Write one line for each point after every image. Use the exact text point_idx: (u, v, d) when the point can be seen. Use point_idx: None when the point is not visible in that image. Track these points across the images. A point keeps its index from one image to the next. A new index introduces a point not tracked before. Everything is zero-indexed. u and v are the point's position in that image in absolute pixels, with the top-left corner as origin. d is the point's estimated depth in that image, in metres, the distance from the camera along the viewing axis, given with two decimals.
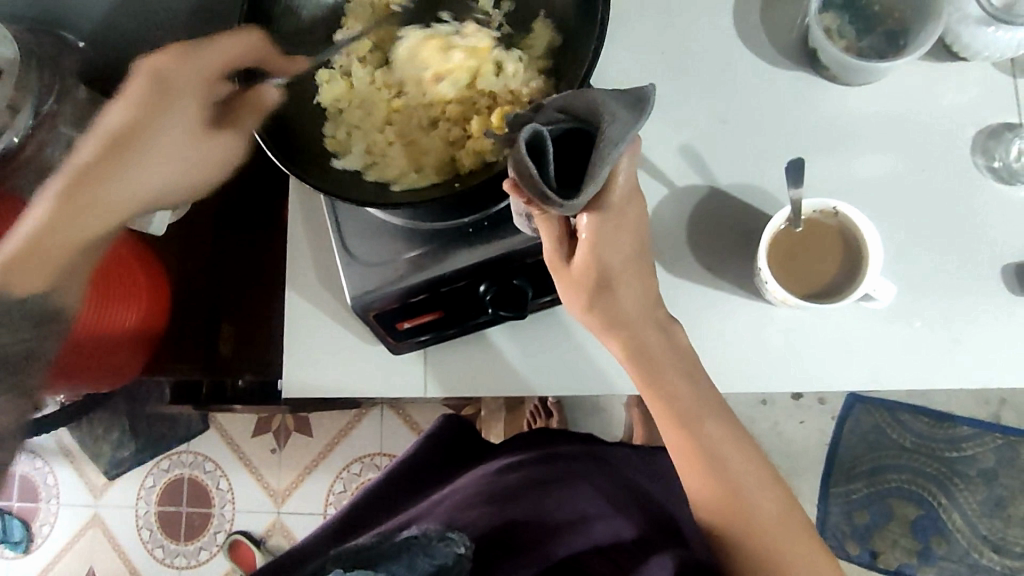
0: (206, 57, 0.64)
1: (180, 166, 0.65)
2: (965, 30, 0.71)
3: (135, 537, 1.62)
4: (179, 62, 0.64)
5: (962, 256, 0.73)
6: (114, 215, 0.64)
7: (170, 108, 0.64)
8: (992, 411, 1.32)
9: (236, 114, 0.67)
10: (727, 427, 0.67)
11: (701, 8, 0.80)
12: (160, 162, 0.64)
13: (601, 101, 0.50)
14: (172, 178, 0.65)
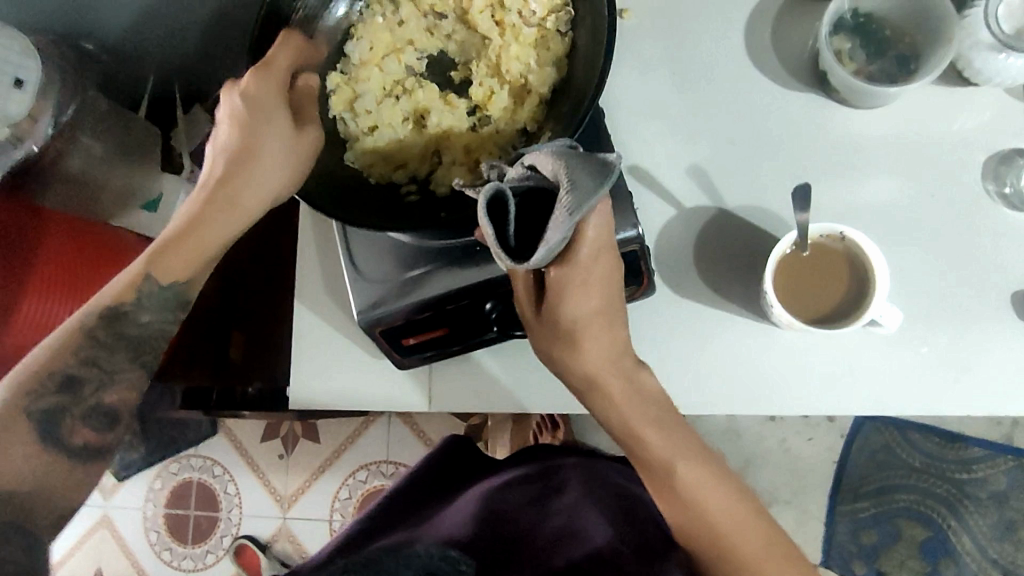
0: (273, 71, 0.62)
1: (282, 173, 0.62)
2: (977, 56, 0.71)
3: (143, 538, 1.63)
4: (258, 75, 0.61)
5: (970, 282, 0.72)
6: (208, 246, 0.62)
7: (273, 118, 0.60)
8: (1003, 432, 1.30)
9: (303, 106, 0.64)
10: (703, 461, 0.67)
11: (711, 28, 0.80)
12: (269, 170, 0.61)
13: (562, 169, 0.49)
14: (273, 184, 0.61)
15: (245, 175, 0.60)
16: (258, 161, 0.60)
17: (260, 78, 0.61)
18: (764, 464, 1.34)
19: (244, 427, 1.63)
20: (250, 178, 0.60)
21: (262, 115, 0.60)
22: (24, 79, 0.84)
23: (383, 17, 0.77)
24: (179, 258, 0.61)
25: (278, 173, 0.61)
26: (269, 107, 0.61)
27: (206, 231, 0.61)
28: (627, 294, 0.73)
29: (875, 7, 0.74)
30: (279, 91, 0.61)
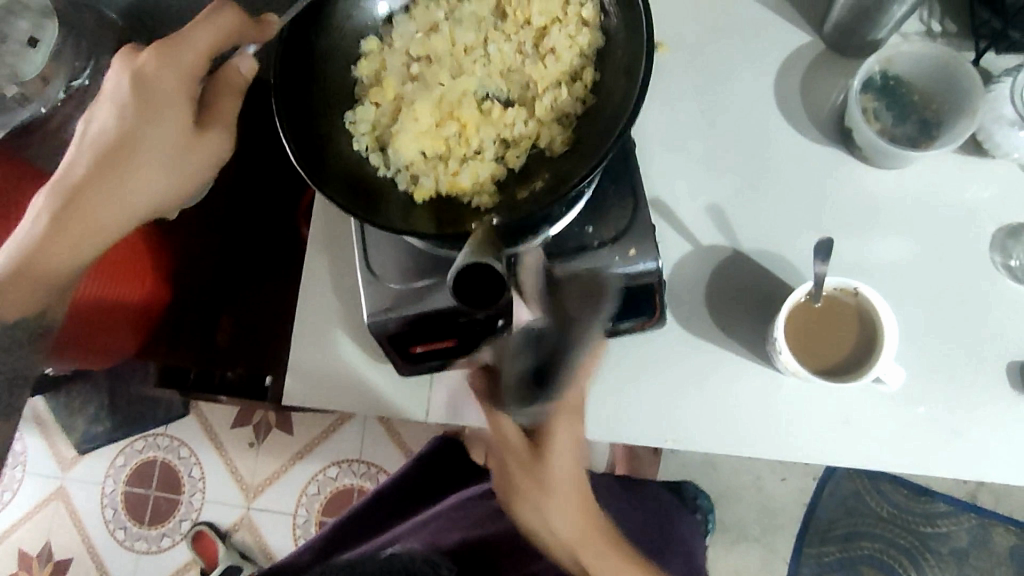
0: (182, 51, 0.64)
1: (175, 179, 0.66)
2: (998, 130, 0.73)
3: (98, 515, 1.59)
4: (158, 58, 0.63)
5: (970, 349, 0.74)
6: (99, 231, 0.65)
7: (167, 111, 0.64)
8: (970, 491, 1.33)
9: (217, 94, 0.67)
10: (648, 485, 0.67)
11: (744, 71, 0.81)
12: (157, 179, 0.65)
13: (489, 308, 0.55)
14: (162, 189, 0.66)
15: (108, 178, 0.63)
16: (136, 158, 0.64)
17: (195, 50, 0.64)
18: (736, 499, 1.35)
19: (217, 412, 1.59)
20: (131, 176, 0.64)
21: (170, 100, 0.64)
22: (40, 39, 0.87)
23: (439, 7, 0.73)
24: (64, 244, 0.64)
25: (162, 170, 0.65)
26: (169, 103, 0.64)
27: (119, 172, 0.64)
28: (637, 324, 0.74)
29: (905, 71, 0.76)
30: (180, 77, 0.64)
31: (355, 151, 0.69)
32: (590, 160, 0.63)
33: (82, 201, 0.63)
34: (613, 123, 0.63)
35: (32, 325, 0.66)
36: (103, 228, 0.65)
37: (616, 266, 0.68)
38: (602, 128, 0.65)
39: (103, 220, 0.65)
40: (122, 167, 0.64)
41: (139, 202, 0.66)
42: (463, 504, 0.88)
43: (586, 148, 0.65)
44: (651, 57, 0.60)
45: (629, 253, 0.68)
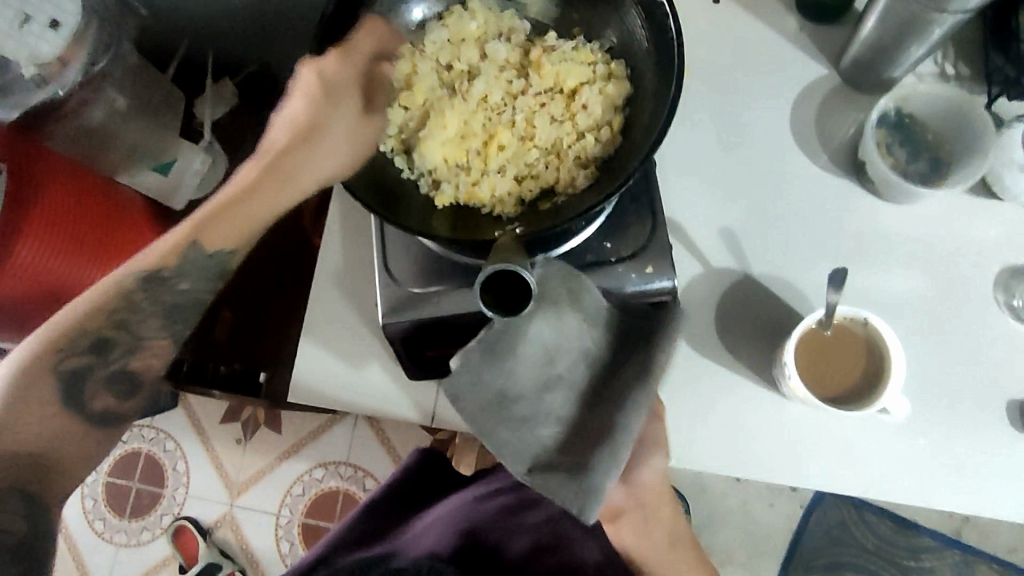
0: (354, 52, 0.68)
1: (344, 152, 0.67)
2: (1007, 173, 0.76)
3: (78, 504, 1.56)
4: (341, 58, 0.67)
5: (970, 384, 0.76)
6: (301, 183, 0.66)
7: (343, 101, 0.67)
8: (954, 526, 1.35)
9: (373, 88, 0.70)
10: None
11: (762, 100, 0.83)
12: (331, 151, 0.66)
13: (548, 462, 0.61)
14: (336, 161, 0.67)
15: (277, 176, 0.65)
16: (324, 140, 0.66)
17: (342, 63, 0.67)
18: (723, 522, 1.36)
19: (207, 406, 1.58)
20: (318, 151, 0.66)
21: (339, 84, 0.67)
22: (62, 21, 0.85)
23: (475, 16, 0.74)
24: (225, 225, 0.64)
25: (332, 154, 0.66)
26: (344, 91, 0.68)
27: (288, 177, 0.66)
28: None
29: (920, 109, 0.78)
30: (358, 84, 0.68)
31: (380, 151, 0.70)
32: (612, 186, 0.63)
33: (236, 203, 0.65)
34: (636, 152, 0.64)
35: (148, 288, 0.62)
36: (258, 213, 0.66)
37: (632, 283, 0.69)
38: (629, 154, 0.65)
39: (248, 211, 0.65)
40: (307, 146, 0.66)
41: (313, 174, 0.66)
42: (463, 508, 0.91)
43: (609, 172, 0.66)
44: (680, 94, 0.61)
45: (647, 270, 0.69)
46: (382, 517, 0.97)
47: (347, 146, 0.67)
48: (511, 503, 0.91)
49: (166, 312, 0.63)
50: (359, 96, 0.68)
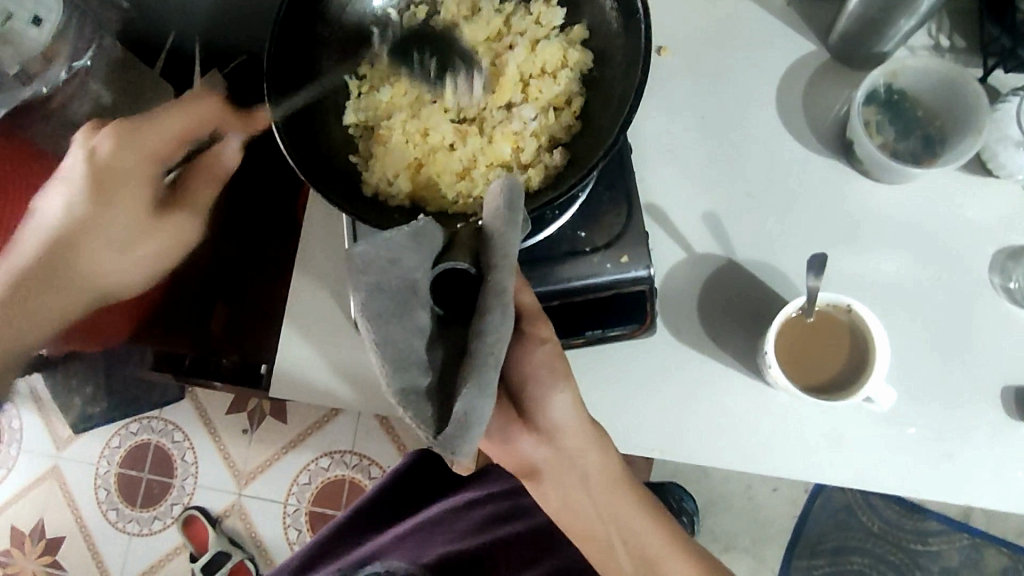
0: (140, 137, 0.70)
1: (130, 225, 0.71)
2: (1003, 150, 0.73)
3: (91, 495, 1.59)
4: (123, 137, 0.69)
5: (965, 369, 0.73)
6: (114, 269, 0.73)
7: (132, 189, 0.70)
8: (962, 509, 1.32)
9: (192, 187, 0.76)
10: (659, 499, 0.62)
11: (748, 79, 0.80)
12: (120, 219, 0.70)
13: (426, 415, 0.47)
14: (159, 245, 0.75)
15: (58, 265, 0.69)
16: (112, 208, 0.69)
17: (125, 146, 0.69)
18: (726, 507, 1.35)
19: (212, 398, 1.59)
20: (96, 257, 0.71)
21: (123, 180, 0.70)
22: (44, 18, 0.78)
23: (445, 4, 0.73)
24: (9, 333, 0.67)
25: (124, 235, 0.71)
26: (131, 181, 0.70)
27: (82, 258, 0.70)
28: (625, 332, 0.71)
29: (911, 85, 0.75)
30: (149, 153, 0.70)
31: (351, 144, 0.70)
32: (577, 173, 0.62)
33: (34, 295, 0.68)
34: (601, 136, 0.63)
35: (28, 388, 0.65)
36: (53, 302, 0.69)
37: (606, 274, 0.67)
38: (597, 138, 0.64)
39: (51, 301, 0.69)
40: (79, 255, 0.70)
41: (99, 262, 0.71)
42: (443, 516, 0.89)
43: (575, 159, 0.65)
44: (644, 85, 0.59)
45: (622, 259, 0.67)
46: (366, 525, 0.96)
47: (149, 246, 0.74)
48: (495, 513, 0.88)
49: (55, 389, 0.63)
50: (155, 162, 0.71)
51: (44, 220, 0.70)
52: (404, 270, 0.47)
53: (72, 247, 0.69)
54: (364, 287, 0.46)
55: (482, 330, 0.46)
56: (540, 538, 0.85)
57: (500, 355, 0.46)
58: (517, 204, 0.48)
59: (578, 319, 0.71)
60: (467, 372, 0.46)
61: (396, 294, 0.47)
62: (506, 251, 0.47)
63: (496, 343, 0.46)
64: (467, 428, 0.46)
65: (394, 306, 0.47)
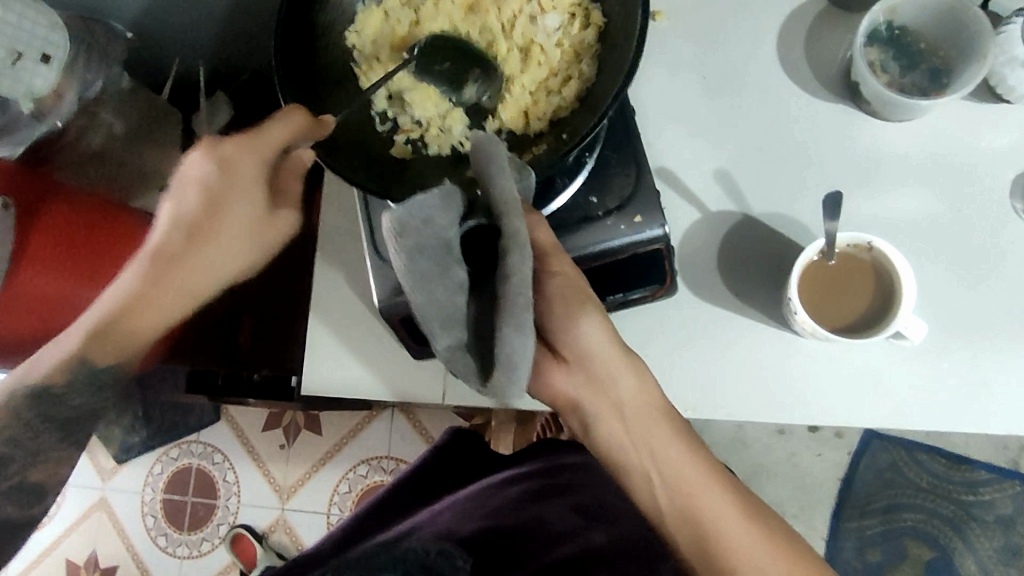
0: (264, 140, 0.60)
1: (237, 257, 0.62)
2: (1011, 72, 0.71)
3: (140, 523, 1.62)
4: (241, 142, 0.60)
5: (998, 300, 0.72)
6: (192, 295, 0.62)
7: (244, 190, 0.61)
8: (1011, 457, 1.29)
9: (285, 186, 0.64)
10: (694, 452, 0.62)
11: (745, 35, 0.80)
12: (222, 252, 0.61)
13: (471, 366, 0.53)
14: (229, 266, 0.62)
15: (184, 268, 0.60)
16: (219, 245, 0.61)
17: (242, 149, 0.60)
18: (768, 477, 1.33)
19: (247, 416, 1.62)
20: (203, 269, 0.61)
21: (235, 187, 0.60)
22: (51, 55, 0.78)
23: None
24: (110, 347, 0.61)
25: (226, 256, 0.61)
26: (246, 186, 0.61)
27: (188, 272, 0.60)
28: (647, 294, 0.73)
29: (910, 20, 0.74)
30: (263, 163, 0.61)
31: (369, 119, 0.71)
32: (592, 118, 0.63)
33: (147, 307, 0.60)
34: (610, 77, 0.64)
35: (38, 405, 0.60)
36: (167, 309, 0.61)
37: (622, 235, 0.67)
38: (607, 80, 0.65)
39: (145, 322, 0.61)
40: (194, 250, 0.60)
41: (215, 278, 0.62)
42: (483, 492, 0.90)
43: (587, 104, 0.66)
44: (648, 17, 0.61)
45: (636, 220, 0.67)
46: (405, 499, 0.98)
47: (245, 251, 0.62)
48: (533, 490, 0.88)
49: (73, 412, 0.63)
50: (257, 159, 0.61)
51: (178, 214, 0.60)
52: (437, 230, 0.50)
53: (199, 240, 0.60)
54: (403, 251, 0.50)
55: (507, 273, 0.49)
56: (585, 506, 0.86)
57: (528, 297, 0.49)
58: (501, 156, 0.51)
59: (600, 286, 0.72)
60: (503, 316, 0.49)
61: (434, 253, 0.51)
62: (508, 198, 0.50)
63: (522, 283, 0.49)
64: (514, 369, 0.50)
65: (433, 266, 0.51)
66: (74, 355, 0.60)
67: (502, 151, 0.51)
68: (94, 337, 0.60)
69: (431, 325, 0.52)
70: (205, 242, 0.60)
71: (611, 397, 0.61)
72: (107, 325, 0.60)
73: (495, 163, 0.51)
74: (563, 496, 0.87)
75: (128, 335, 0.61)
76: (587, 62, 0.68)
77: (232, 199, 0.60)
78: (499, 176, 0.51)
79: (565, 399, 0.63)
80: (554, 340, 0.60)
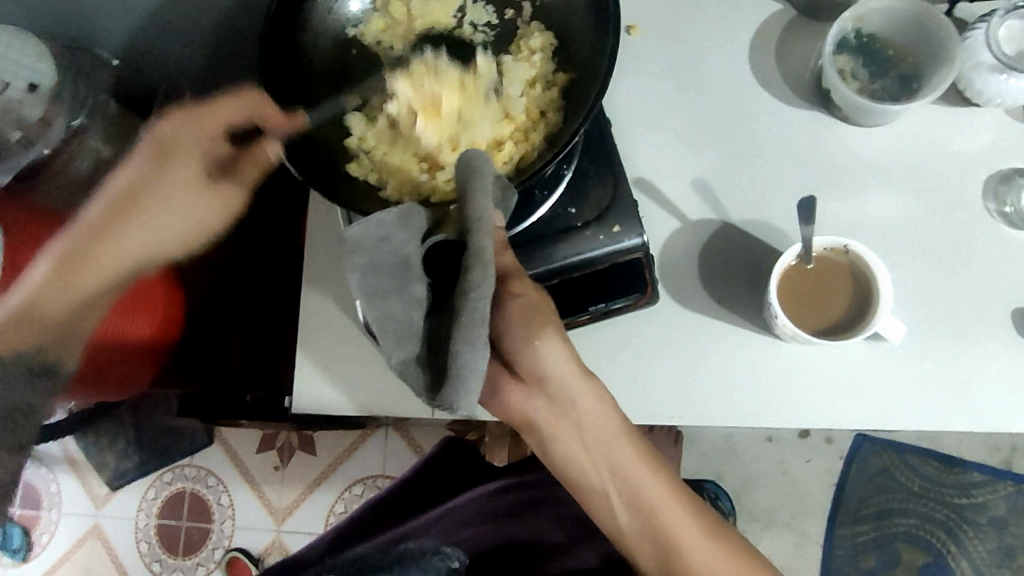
0: (198, 121, 0.73)
1: (185, 219, 0.75)
2: (978, 77, 0.73)
3: (133, 550, 1.60)
4: (179, 123, 0.73)
5: (975, 300, 0.73)
6: (116, 266, 0.74)
7: (182, 163, 0.74)
8: (1003, 457, 1.30)
9: (239, 167, 0.76)
10: (654, 470, 0.63)
11: (720, 46, 0.81)
12: (164, 216, 0.74)
13: (421, 380, 0.53)
14: (175, 230, 0.75)
15: (118, 226, 0.73)
16: (145, 211, 0.73)
17: (185, 122, 0.73)
18: (762, 484, 1.33)
19: (240, 438, 1.61)
20: (123, 232, 0.73)
21: (175, 160, 0.74)
22: (39, 84, 0.78)
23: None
24: (64, 289, 0.71)
25: (175, 228, 0.75)
26: (185, 154, 0.74)
27: (101, 252, 0.73)
28: (630, 303, 0.73)
29: (878, 28, 0.76)
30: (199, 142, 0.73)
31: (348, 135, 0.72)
32: (565, 134, 0.64)
33: (82, 270, 0.72)
34: (584, 96, 0.65)
35: (26, 322, 0.69)
36: (88, 281, 0.73)
37: (601, 245, 0.68)
38: (580, 100, 0.66)
39: (87, 290, 0.73)
40: (113, 229, 0.73)
41: (137, 244, 0.74)
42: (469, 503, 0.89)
43: (560, 123, 0.67)
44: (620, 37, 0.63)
45: (614, 229, 0.68)
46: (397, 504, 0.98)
47: (178, 219, 0.75)
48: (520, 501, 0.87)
49: (34, 365, 0.71)
50: (196, 156, 0.74)
51: (109, 190, 0.74)
52: (392, 247, 0.52)
53: (130, 204, 0.73)
54: (359, 269, 0.52)
55: (467, 287, 0.50)
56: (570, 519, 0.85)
57: (485, 311, 0.49)
58: (484, 175, 0.52)
59: (580, 296, 0.72)
60: (475, 328, 0.49)
61: (391, 270, 0.52)
62: (479, 214, 0.51)
63: (480, 297, 0.49)
64: (464, 384, 0.50)
65: (388, 281, 0.52)
66: (17, 307, 0.68)
67: (484, 172, 0.52)
68: (36, 293, 0.70)
69: (387, 338, 0.53)
70: (127, 216, 0.73)
71: (591, 412, 0.61)
72: (71, 273, 0.72)
73: (477, 182, 0.52)
74: (554, 508, 0.86)
75: (46, 317, 0.70)
76: (564, 81, 0.69)
77: (173, 160, 0.74)
78: (477, 194, 0.52)
79: None
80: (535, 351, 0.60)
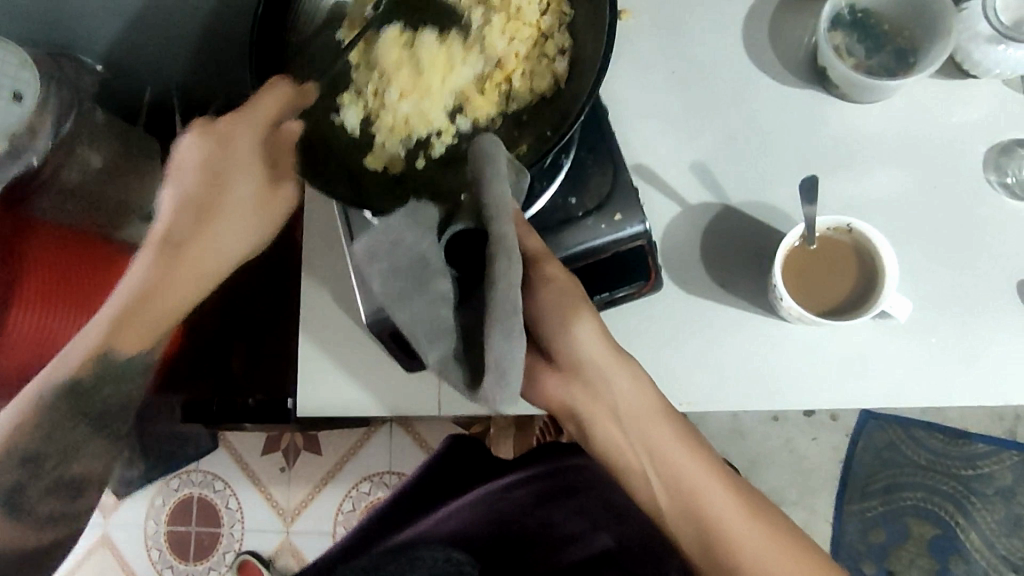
0: (253, 113, 0.60)
1: (247, 234, 0.61)
2: (976, 48, 0.72)
3: (144, 557, 1.60)
4: (236, 120, 0.60)
5: (980, 273, 0.73)
6: (203, 276, 0.61)
7: (238, 175, 0.60)
8: (1007, 427, 1.30)
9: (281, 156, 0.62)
10: (692, 452, 0.63)
11: (712, 28, 0.80)
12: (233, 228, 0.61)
13: (461, 374, 0.53)
14: (243, 242, 0.61)
15: (189, 249, 0.59)
16: (223, 219, 0.60)
17: (237, 123, 0.60)
18: (770, 463, 1.33)
19: (245, 441, 1.60)
20: (217, 236, 0.60)
21: (232, 162, 0.60)
22: (24, 93, 0.74)
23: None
24: (131, 336, 0.61)
25: (237, 238, 0.61)
26: (245, 163, 0.60)
27: (195, 258, 0.60)
28: (635, 290, 0.73)
29: (872, 2, 0.75)
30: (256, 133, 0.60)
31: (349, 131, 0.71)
32: (569, 116, 0.64)
33: (150, 300, 0.60)
34: (584, 75, 0.65)
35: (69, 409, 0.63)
36: (168, 307, 0.61)
37: (604, 234, 0.67)
38: (581, 80, 0.65)
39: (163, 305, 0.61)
40: (203, 232, 0.60)
41: (213, 258, 0.60)
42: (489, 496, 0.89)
43: (562, 106, 0.67)
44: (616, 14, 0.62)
45: (616, 218, 0.67)
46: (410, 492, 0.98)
47: (252, 220, 0.61)
48: (541, 492, 0.88)
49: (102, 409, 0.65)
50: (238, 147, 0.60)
51: (177, 199, 0.60)
52: (407, 247, 0.51)
53: (206, 214, 0.59)
54: (380, 272, 0.51)
55: (494, 278, 0.49)
56: (591, 508, 0.87)
57: (513, 299, 0.49)
58: (499, 160, 0.52)
59: (585, 284, 0.72)
60: (492, 322, 0.49)
61: (411, 268, 0.51)
62: (496, 201, 0.50)
63: (507, 287, 0.49)
64: (502, 374, 0.50)
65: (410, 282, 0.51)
66: (95, 349, 0.61)
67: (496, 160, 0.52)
68: (117, 327, 0.61)
69: (418, 338, 0.52)
70: (199, 224, 0.60)
71: (605, 400, 0.61)
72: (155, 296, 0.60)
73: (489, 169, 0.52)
74: (573, 498, 0.88)
75: (149, 317, 0.61)
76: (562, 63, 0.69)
77: (232, 173, 0.60)
78: (490, 181, 0.51)
79: (562, 404, 0.63)
80: (545, 342, 0.60)
